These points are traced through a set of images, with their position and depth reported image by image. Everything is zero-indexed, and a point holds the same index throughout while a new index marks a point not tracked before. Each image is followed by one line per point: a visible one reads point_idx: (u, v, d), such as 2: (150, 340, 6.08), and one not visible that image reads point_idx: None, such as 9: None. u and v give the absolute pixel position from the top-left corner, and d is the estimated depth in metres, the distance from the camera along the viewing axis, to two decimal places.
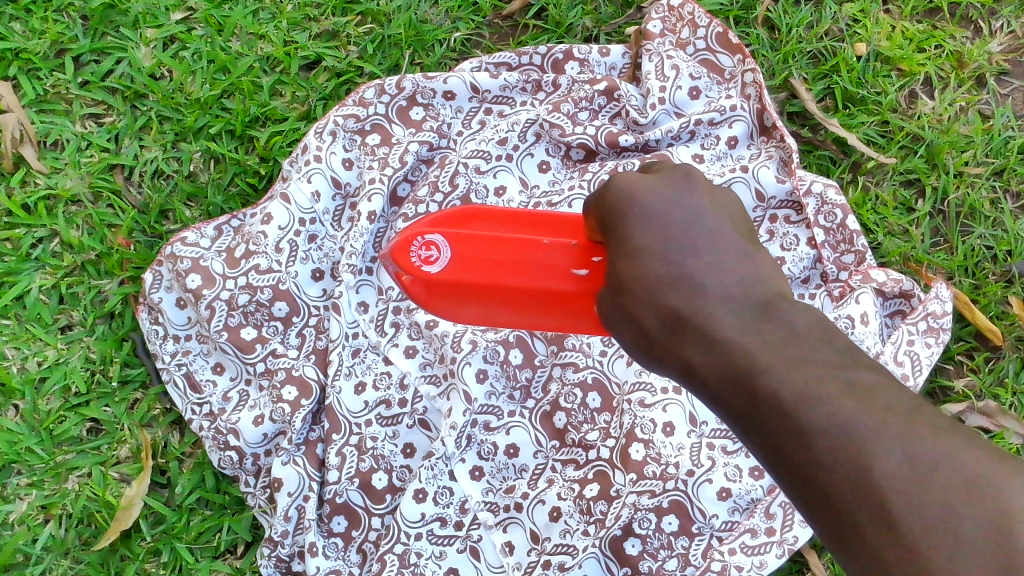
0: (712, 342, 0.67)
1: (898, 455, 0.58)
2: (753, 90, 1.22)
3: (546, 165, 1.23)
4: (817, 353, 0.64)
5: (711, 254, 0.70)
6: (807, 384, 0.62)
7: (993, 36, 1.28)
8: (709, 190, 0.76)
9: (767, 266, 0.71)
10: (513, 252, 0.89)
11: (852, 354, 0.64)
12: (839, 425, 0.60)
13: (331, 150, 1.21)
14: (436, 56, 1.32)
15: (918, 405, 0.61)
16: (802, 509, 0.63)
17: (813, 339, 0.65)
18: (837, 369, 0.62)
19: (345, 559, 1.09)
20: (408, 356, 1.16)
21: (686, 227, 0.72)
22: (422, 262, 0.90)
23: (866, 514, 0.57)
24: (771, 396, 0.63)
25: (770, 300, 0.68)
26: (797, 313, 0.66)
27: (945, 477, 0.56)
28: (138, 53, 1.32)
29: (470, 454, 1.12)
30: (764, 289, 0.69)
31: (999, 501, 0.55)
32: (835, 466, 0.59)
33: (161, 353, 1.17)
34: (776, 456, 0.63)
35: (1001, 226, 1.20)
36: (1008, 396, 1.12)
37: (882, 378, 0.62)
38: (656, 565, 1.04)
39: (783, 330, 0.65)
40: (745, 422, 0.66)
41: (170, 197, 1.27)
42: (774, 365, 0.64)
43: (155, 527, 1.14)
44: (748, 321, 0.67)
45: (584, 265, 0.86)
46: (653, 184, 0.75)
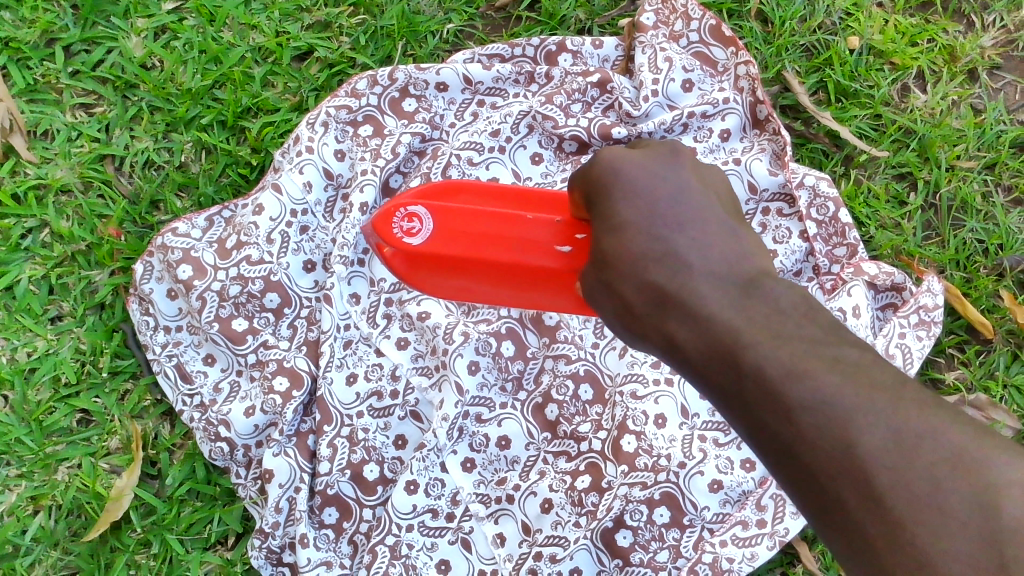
0: (697, 317, 0.68)
1: (883, 430, 0.57)
2: (745, 83, 1.22)
3: (538, 157, 1.23)
4: (802, 329, 0.64)
5: (694, 231, 0.72)
6: (792, 360, 0.62)
7: (985, 30, 1.28)
8: (693, 166, 0.77)
9: (750, 243, 0.72)
10: (496, 226, 0.89)
11: (837, 330, 0.64)
12: (825, 400, 0.59)
13: (323, 141, 1.21)
14: (428, 48, 1.32)
15: (903, 382, 0.61)
16: (784, 485, 0.63)
17: (798, 316, 0.65)
18: (822, 345, 0.62)
19: (336, 551, 1.09)
20: (400, 347, 1.16)
21: (670, 203, 0.73)
22: (404, 234, 0.91)
23: (852, 490, 0.57)
24: (756, 371, 0.63)
25: (754, 278, 0.69)
26: (781, 290, 0.67)
27: (931, 452, 0.56)
28: (129, 43, 1.32)
29: (462, 446, 1.12)
30: (748, 266, 0.70)
31: (984, 476, 0.55)
32: (820, 442, 0.59)
33: (151, 345, 1.16)
34: (759, 432, 0.63)
35: (992, 220, 1.20)
36: (998, 388, 1.13)
37: (867, 355, 0.62)
38: (647, 557, 1.04)
39: (768, 307, 0.66)
40: (729, 399, 0.66)
41: (161, 188, 1.26)
42: (759, 341, 0.64)
43: (146, 519, 1.14)
44: (732, 296, 0.68)
45: (566, 242, 0.86)
46: (639, 161, 0.76)
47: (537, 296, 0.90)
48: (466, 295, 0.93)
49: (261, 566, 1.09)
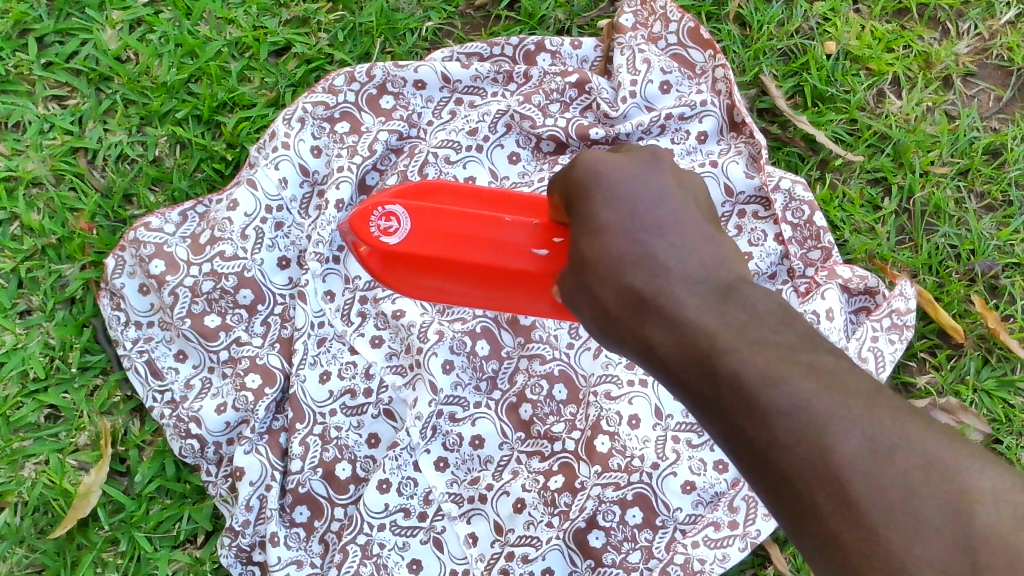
0: (674, 322, 0.67)
1: (858, 436, 0.58)
2: (723, 86, 1.22)
3: (516, 156, 1.23)
4: (778, 336, 0.64)
5: (674, 235, 0.70)
6: (769, 365, 0.62)
7: (960, 38, 1.29)
8: (674, 171, 0.76)
9: (728, 249, 0.71)
10: (473, 228, 0.88)
11: (812, 338, 0.65)
12: (800, 406, 0.60)
13: (299, 137, 1.20)
14: (407, 45, 1.31)
15: (876, 388, 0.61)
16: (757, 489, 0.63)
17: (774, 322, 0.65)
18: (798, 352, 0.63)
19: (307, 550, 1.08)
20: (374, 345, 1.15)
21: (651, 206, 0.72)
22: (381, 233, 0.90)
23: (826, 495, 0.58)
24: (733, 377, 0.63)
25: (732, 284, 0.68)
26: (759, 297, 0.67)
27: (905, 459, 0.57)
28: (103, 35, 1.30)
29: (435, 446, 1.11)
30: (726, 272, 0.69)
31: (957, 483, 0.56)
32: (795, 447, 0.59)
33: (122, 340, 1.15)
34: (733, 437, 0.63)
35: (965, 226, 1.21)
36: (968, 393, 1.14)
37: (840, 362, 0.63)
38: (619, 557, 1.04)
39: (745, 313, 0.65)
40: (704, 403, 0.65)
41: (135, 182, 1.25)
42: (736, 347, 0.63)
43: (114, 516, 1.13)
44: (710, 302, 0.67)
45: (544, 245, 0.86)
46: (619, 162, 0.74)
47: (512, 297, 0.90)
48: (441, 296, 0.93)
49: (230, 564, 1.08)
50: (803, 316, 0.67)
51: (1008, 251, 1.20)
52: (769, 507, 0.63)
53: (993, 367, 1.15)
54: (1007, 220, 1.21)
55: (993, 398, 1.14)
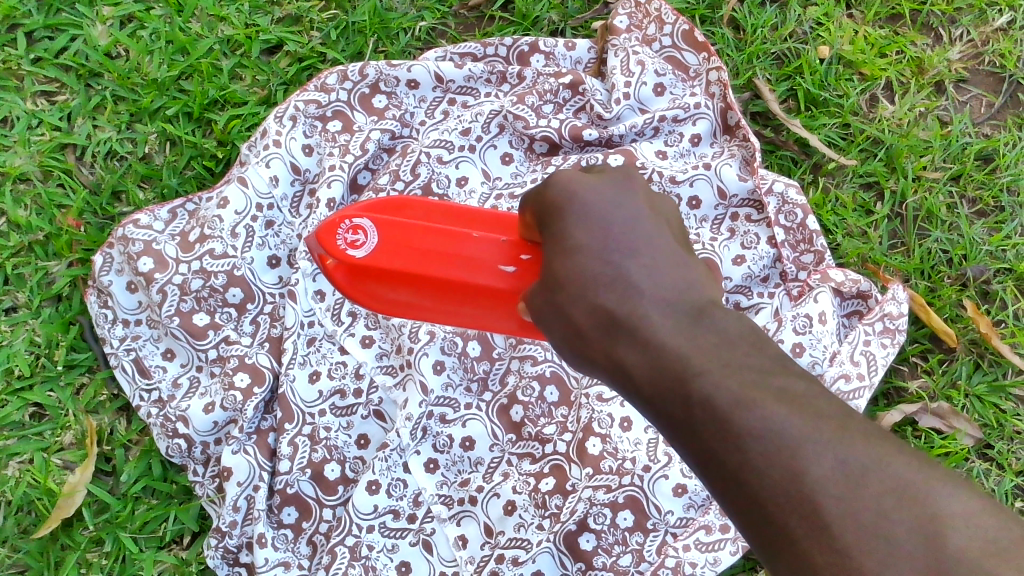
0: (647, 343, 0.67)
1: (830, 460, 0.58)
2: (717, 88, 1.21)
3: (509, 157, 1.22)
4: (750, 359, 0.64)
5: (647, 257, 0.70)
6: (741, 388, 0.62)
7: (953, 44, 1.29)
8: (647, 196, 0.75)
9: (700, 273, 0.71)
10: (439, 242, 0.87)
11: (783, 362, 0.65)
12: (772, 429, 0.59)
13: (291, 135, 1.19)
14: (400, 45, 1.30)
15: (847, 414, 0.61)
16: (729, 513, 0.63)
17: (746, 345, 0.65)
18: (770, 376, 0.63)
19: (294, 551, 1.07)
20: (365, 345, 1.14)
21: (625, 228, 0.71)
22: (348, 246, 0.89)
23: (798, 518, 0.57)
24: (705, 399, 0.62)
25: (705, 306, 0.68)
26: (729, 320, 0.66)
27: (877, 483, 0.56)
28: (93, 31, 1.29)
29: (426, 447, 1.10)
30: (698, 295, 0.69)
31: (928, 507, 0.55)
32: (767, 471, 0.59)
33: (109, 338, 1.14)
34: (706, 459, 0.62)
35: (957, 231, 1.21)
36: (960, 397, 1.13)
37: (811, 386, 0.63)
38: (610, 561, 1.03)
39: (716, 336, 0.65)
40: (675, 424, 0.65)
41: (123, 179, 1.23)
42: (708, 369, 0.63)
43: (99, 516, 1.11)
44: (682, 324, 0.66)
45: (511, 262, 0.85)
46: (593, 183, 0.74)
47: (476, 313, 0.89)
48: (407, 310, 0.92)
49: (216, 566, 1.07)
50: (773, 340, 0.67)
51: (1000, 257, 1.20)
52: (741, 531, 0.62)
53: (984, 372, 1.15)
54: (999, 226, 1.21)
55: (985, 403, 1.14)
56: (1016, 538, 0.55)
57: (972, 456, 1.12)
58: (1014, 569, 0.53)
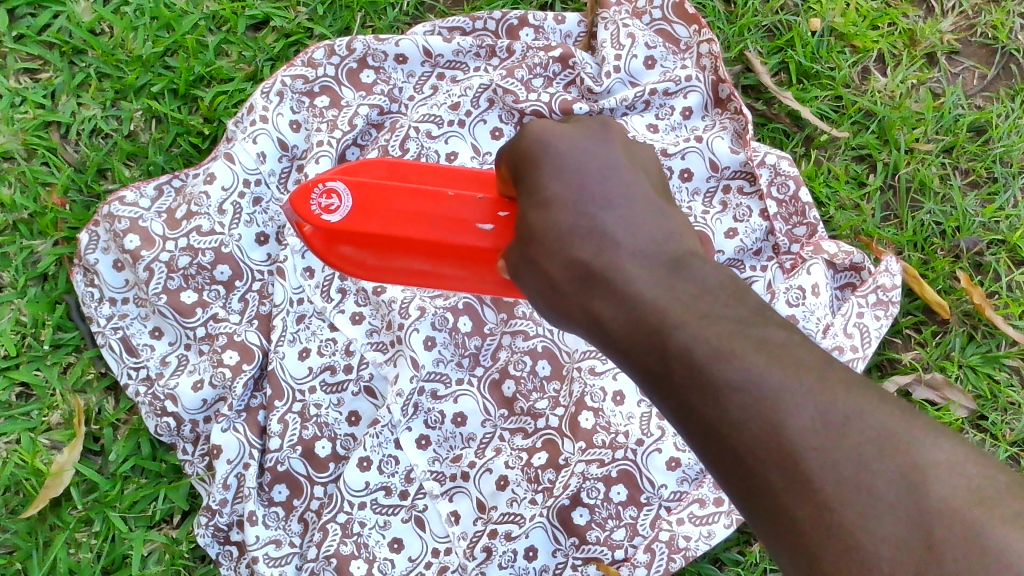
0: (624, 296, 0.68)
1: (810, 410, 0.57)
2: (708, 61, 1.20)
3: (498, 132, 1.20)
4: (728, 310, 0.64)
5: (623, 209, 0.72)
6: (718, 339, 0.62)
7: (945, 15, 1.28)
8: (624, 145, 0.77)
9: (679, 225, 0.72)
10: (415, 203, 0.86)
11: (762, 312, 0.65)
12: (750, 379, 0.59)
13: (278, 111, 1.18)
14: (388, 20, 1.29)
15: (828, 362, 0.61)
16: (708, 466, 0.63)
17: (724, 296, 0.66)
18: (749, 326, 0.63)
19: (286, 529, 1.06)
20: (355, 322, 1.13)
21: (600, 179, 0.73)
22: (322, 211, 0.88)
23: (777, 471, 0.57)
24: (683, 351, 0.63)
25: (681, 258, 0.69)
26: (706, 271, 0.68)
27: (858, 433, 0.56)
28: (77, 7, 1.26)
29: (417, 423, 1.09)
30: (675, 247, 0.70)
31: (910, 456, 0.55)
32: (745, 422, 0.58)
33: (96, 317, 1.12)
34: (684, 413, 0.62)
35: (949, 202, 1.21)
36: (954, 368, 1.13)
37: (791, 336, 0.63)
38: (603, 535, 1.03)
39: (693, 287, 0.66)
40: (654, 378, 0.65)
41: (109, 156, 1.22)
42: (686, 321, 0.64)
43: (87, 495, 1.10)
44: (660, 276, 0.68)
45: (489, 220, 0.85)
46: (568, 134, 0.76)
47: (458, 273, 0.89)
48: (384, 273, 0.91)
49: (207, 544, 1.06)
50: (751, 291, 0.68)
51: (993, 228, 1.19)
52: (721, 485, 0.62)
53: (978, 343, 1.15)
54: (992, 197, 1.21)
55: (979, 373, 1.14)
56: (1001, 484, 0.55)
57: (965, 428, 1.12)
58: (1000, 518, 0.52)
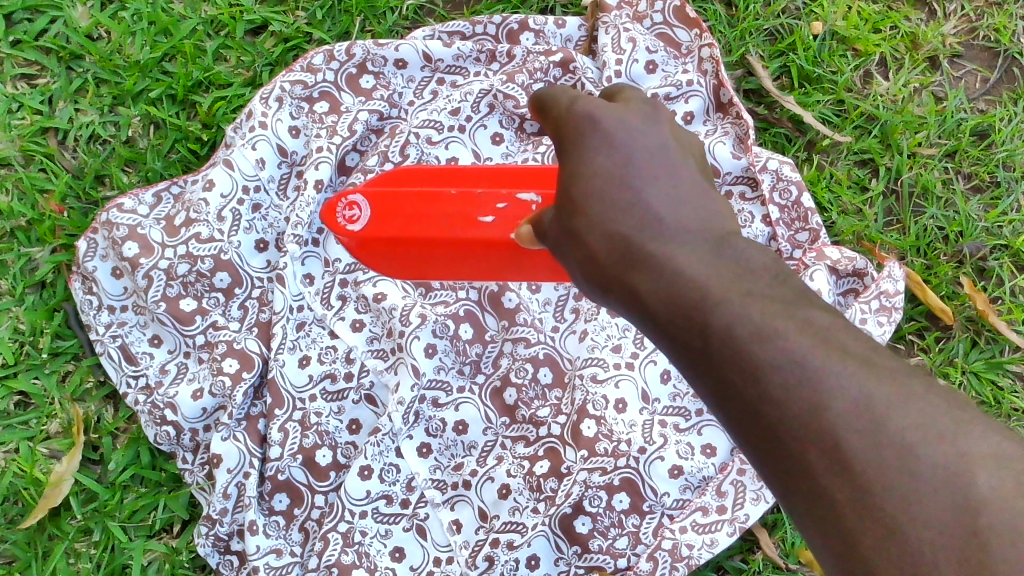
0: (663, 271, 0.64)
1: (854, 393, 0.56)
2: (709, 66, 1.20)
3: (499, 137, 1.20)
4: (772, 291, 0.62)
5: (665, 184, 0.67)
6: (762, 318, 0.60)
7: (947, 18, 1.27)
8: (672, 123, 0.72)
9: (721, 207, 0.68)
10: (422, 204, 0.93)
11: (807, 297, 0.63)
12: (793, 360, 0.58)
13: (277, 117, 1.16)
14: (388, 24, 1.28)
15: (873, 349, 0.60)
16: (744, 446, 0.61)
17: (769, 278, 0.63)
18: (794, 308, 0.61)
19: (286, 538, 1.06)
20: (356, 329, 1.12)
21: (644, 152, 0.68)
22: (347, 222, 0.96)
23: (817, 453, 0.56)
24: (725, 330, 0.60)
25: (724, 237, 0.66)
26: (752, 252, 0.65)
27: (901, 421, 0.55)
28: (74, 12, 1.25)
29: (418, 431, 1.09)
30: (719, 227, 0.67)
31: (957, 447, 0.54)
32: (787, 404, 0.57)
33: (95, 325, 1.12)
34: (722, 393, 0.60)
35: (952, 207, 1.20)
36: (957, 374, 1.13)
37: (837, 322, 0.61)
38: (606, 544, 1.03)
39: (738, 267, 0.63)
40: (691, 356, 0.63)
41: (107, 162, 1.21)
42: (728, 300, 0.61)
43: (87, 505, 1.10)
44: (701, 256, 0.64)
45: (490, 212, 0.90)
46: (613, 105, 0.70)
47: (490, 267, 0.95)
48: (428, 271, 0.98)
49: (207, 554, 1.05)
50: (795, 275, 0.66)
51: (995, 233, 1.19)
52: (755, 465, 0.61)
53: (981, 349, 1.15)
54: (995, 202, 1.20)
55: (982, 380, 1.13)
56: None
57: None
58: None
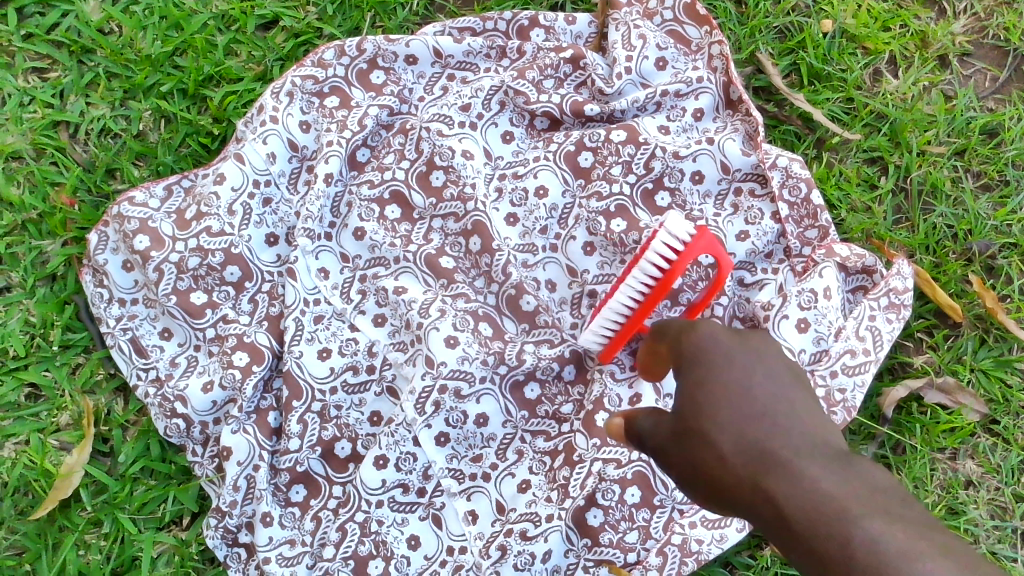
0: (801, 484, 0.64)
1: None
2: (719, 62, 1.20)
3: (510, 135, 1.19)
4: (907, 510, 0.61)
5: (793, 415, 0.69)
6: (906, 537, 0.59)
7: (957, 17, 1.27)
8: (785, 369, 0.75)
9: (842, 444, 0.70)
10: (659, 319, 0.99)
11: (936, 521, 0.62)
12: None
13: (288, 111, 1.17)
14: (398, 20, 1.28)
15: None
16: None
17: (900, 496, 0.63)
18: (931, 529, 0.60)
19: (300, 528, 1.07)
20: (377, 324, 1.12)
21: (770, 381, 0.70)
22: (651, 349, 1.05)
23: None
24: (868, 545, 0.59)
25: (851, 457, 0.66)
26: (879, 471, 0.65)
27: None
28: (85, 7, 1.26)
29: (437, 421, 1.07)
30: (841, 448, 0.68)
31: None
32: None
33: (105, 317, 1.12)
34: None
35: (961, 205, 1.20)
36: (966, 372, 1.13)
37: (967, 545, 0.60)
38: (616, 537, 1.03)
39: (870, 482, 0.63)
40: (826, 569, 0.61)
41: (118, 156, 1.22)
42: (870, 514, 0.61)
43: (97, 497, 1.10)
44: (838, 472, 0.64)
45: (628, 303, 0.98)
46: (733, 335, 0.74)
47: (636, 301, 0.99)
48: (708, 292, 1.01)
49: (216, 545, 1.07)
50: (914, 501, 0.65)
51: (1005, 231, 1.19)
52: None
53: (990, 347, 1.15)
54: (1004, 200, 1.20)
55: (991, 378, 1.13)
56: None
57: (978, 430, 1.12)
58: None
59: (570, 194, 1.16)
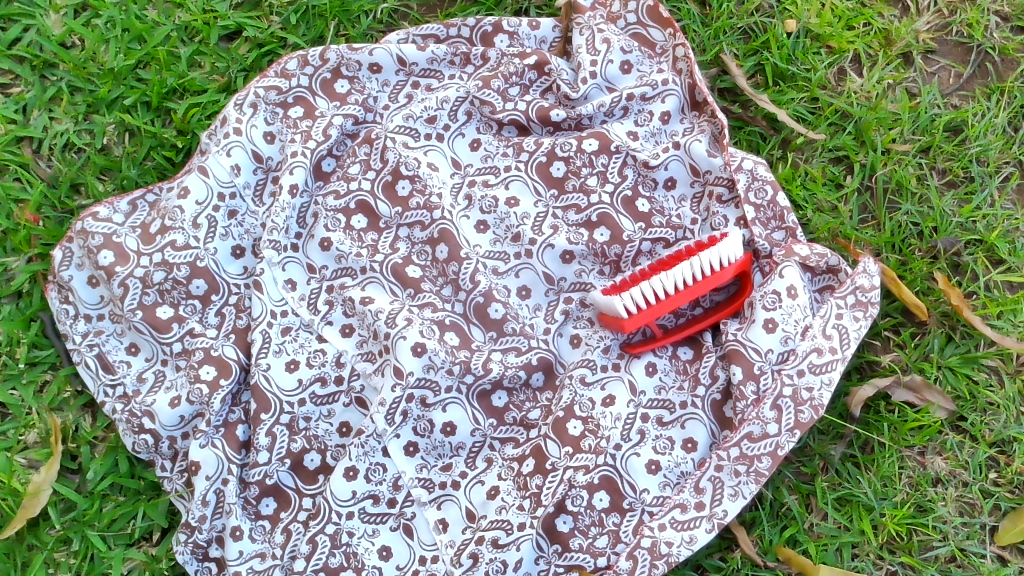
0: None
1: None
2: (683, 65, 1.20)
3: (477, 143, 1.19)
4: None
5: None
6: None
7: (920, 14, 1.27)
8: None
9: None
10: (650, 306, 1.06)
11: None
12: None
13: (252, 123, 1.16)
14: (362, 28, 1.28)
15: None
16: None
17: None
18: None
19: (270, 541, 1.07)
20: (345, 334, 1.12)
21: None
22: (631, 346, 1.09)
23: None
24: None
25: None
26: None
27: None
28: (47, 21, 1.25)
29: (405, 430, 1.08)
30: None
31: None
32: None
33: (71, 334, 1.12)
34: None
35: (927, 203, 1.21)
36: (933, 369, 1.14)
37: None
38: (586, 542, 1.04)
39: None
40: None
41: (82, 171, 1.22)
42: None
43: (65, 515, 1.11)
44: None
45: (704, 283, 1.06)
46: None
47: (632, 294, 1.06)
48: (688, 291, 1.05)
49: (186, 561, 1.07)
50: None
51: (970, 228, 1.19)
52: None
53: (956, 344, 1.15)
54: (969, 197, 1.21)
55: (957, 374, 1.14)
56: None
57: (947, 427, 1.13)
58: None
59: (542, 203, 1.15)
